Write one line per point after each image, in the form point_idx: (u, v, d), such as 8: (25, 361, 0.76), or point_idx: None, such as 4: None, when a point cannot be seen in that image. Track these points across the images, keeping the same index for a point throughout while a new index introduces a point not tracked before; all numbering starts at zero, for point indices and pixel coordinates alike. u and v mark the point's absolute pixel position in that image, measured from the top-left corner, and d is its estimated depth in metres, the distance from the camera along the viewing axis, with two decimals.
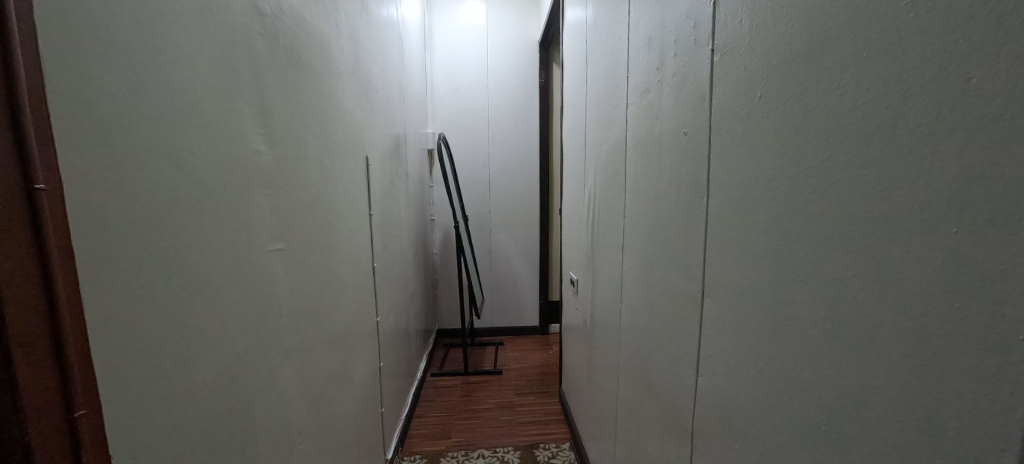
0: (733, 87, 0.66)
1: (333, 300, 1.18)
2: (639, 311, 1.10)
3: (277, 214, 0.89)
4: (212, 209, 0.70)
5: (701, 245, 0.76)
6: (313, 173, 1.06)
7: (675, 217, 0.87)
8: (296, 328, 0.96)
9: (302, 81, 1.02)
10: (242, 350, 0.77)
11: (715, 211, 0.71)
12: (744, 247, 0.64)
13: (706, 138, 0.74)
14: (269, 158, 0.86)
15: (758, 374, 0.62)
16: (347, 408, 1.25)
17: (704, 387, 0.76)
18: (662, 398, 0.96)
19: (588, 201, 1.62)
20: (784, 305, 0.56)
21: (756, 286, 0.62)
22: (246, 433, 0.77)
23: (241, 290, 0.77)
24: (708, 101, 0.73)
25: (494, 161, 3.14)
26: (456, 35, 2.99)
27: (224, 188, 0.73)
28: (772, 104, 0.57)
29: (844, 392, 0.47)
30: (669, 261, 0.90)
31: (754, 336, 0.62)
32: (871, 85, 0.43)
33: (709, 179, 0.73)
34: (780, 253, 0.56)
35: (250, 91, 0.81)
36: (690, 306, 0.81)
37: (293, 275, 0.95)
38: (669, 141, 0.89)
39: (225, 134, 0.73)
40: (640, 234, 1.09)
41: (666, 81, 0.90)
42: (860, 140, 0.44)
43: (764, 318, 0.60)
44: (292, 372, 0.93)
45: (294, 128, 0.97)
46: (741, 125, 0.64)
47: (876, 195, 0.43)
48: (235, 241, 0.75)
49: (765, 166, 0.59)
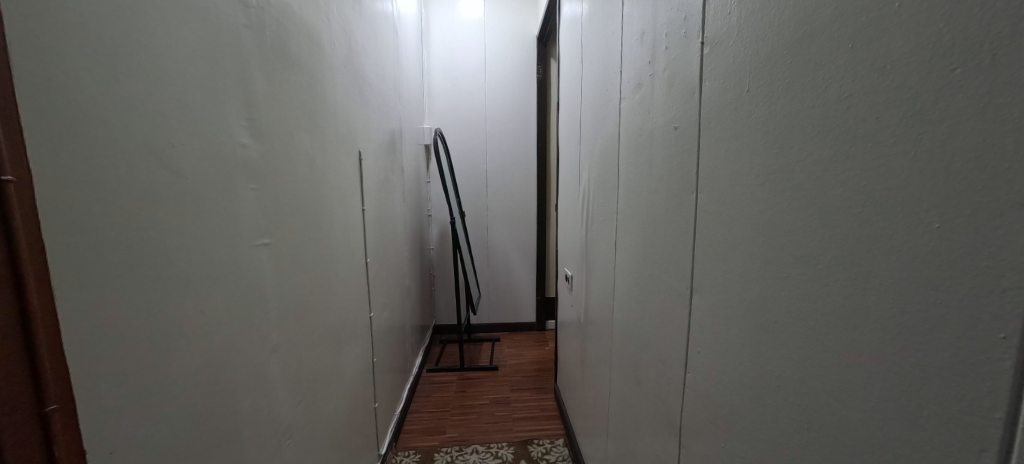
0: (721, 79, 0.65)
1: (324, 295, 1.17)
2: (631, 306, 1.11)
3: (265, 209, 0.88)
4: (196, 203, 0.69)
5: (689, 241, 0.76)
6: (303, 168, 1.06)
7: (665, 212, 0.86)
8: (284, 323, 0.95)
9: (291, 75, 1.01)
10: (227, 345, 0.76)
11: (704, 207, 0.71)
12: (731, 243, 0.63)
13: (696, 134, 0.73)
14: (256, 151, 0.85)
15: (743, 371, 0.62)
16: (339, 403, 1.25)
17: (693, 384, 0.76)
18: (652, 394, 0.96)
19: (583, 197, 1.62)
20: (768, 302, 0.56)
21: (741, 284, 0.61)
22: (232, 429, 0.77)
23: (227, 284, 0.76)
24: (697, 95, 0.72)
25: (492, 157, 3.13)
26: (454, 30, 2.97)
27: (209, 182, 0.72)
28: (760, 98, 0.56)
29: (828, 392, 0.47)
30: (660, 257, 0.90)
31: (739, 334, 0.62)
32: (855, 78, 0.42)
33: (698, 175, 0.72)
34: (765, 250, 0.56)
35: (236, 84, 0.80)
36: (679, 301, 0.81)
37: (282, 269, 0.94)
38: (660, 136, 0.88)
39: (207, 125, 0.72)
40: (632, 230, 1.08)
41: (657, 76, 0.90)
42: (843, 132, 0.44)
43: (749, 315, 0.60)
44: (280, 367, 0.93)
45: (282, 123, 0.96)
46: (729, 120, 0.63)
47: (859, 191, 0.42)
48: (221, 234, 0.75)
49: (752, 160, 0.58)
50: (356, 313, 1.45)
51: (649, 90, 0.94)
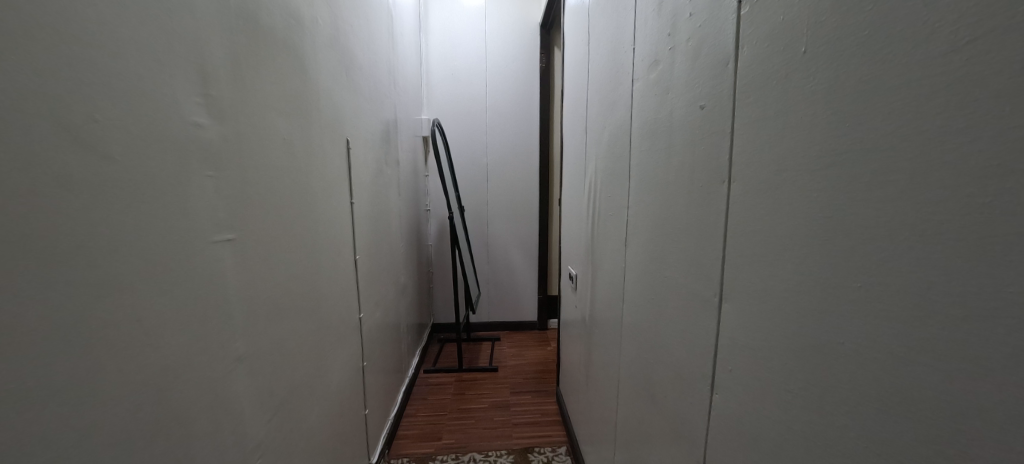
0: (766, 43, 0.54)
1: (303, 297, 1.07)
2: (642, 310, 1.00)
3: (227, 200, 0.76)
4: (133, 192, 0.58)
5: (718, 240, 0.65)
6: (277, 156, 0.94)
7: (687, 206, 0.75)
8: (255, 329, 0.85)
9: (262, 49, 0.89)
10: (178, 358, 0.65)
11: (739, 199, 0.59)
12: (775, 244, 0.52)
13: (729, 112, 0.61)
14: (215, 133, 0.73)
15: (790, 400, 0.51)
16: (322, 412, 1.15)
17: (721, 405, 0.65)
18: (668, 410, 0.85)
19: (589, 190, 1.50)
20: (827, 318, 0.45)
21: (788, 295, 0.50)
22: (185, 455, 0.66)
23: (177, 287, 0.65)
24: (732, 65, 0.61)
25: (492, 150, 3.01)
26: (453, 17, 2.85)
27: (149, 167, 0.61)
28: (821, 61, 0.45)
29: (927, 440, 0.36)
30: (679, 258, 0.79)
31: (785, 353, 0.51)
32: (978, 22, 0.32)
33: (732, 161, 0.61)
34: (827, 251, 0.44)
35: (188, 54, 0.68)
36: (704, 309, 0.70)
37: (250, 270, 0.83)
38: (681, 118, 0.77)
39: (146, 99, 0.60)
40: (644, 226, 0.97)
41: (678, 48, 0.78)
42: (962, 94, 0.33)
43: (798, 333, 0.49)
44: (250, 378, 0.83)
45: (250, 103, 0.84)
46: (777, 91, 0.52)
47: (985, 174, 0.32)
48: (167, 230, 0.63)
49: (808, 140, 0.46)
50: (343, 314, 1.35)
51: (668, 67, 0.83)
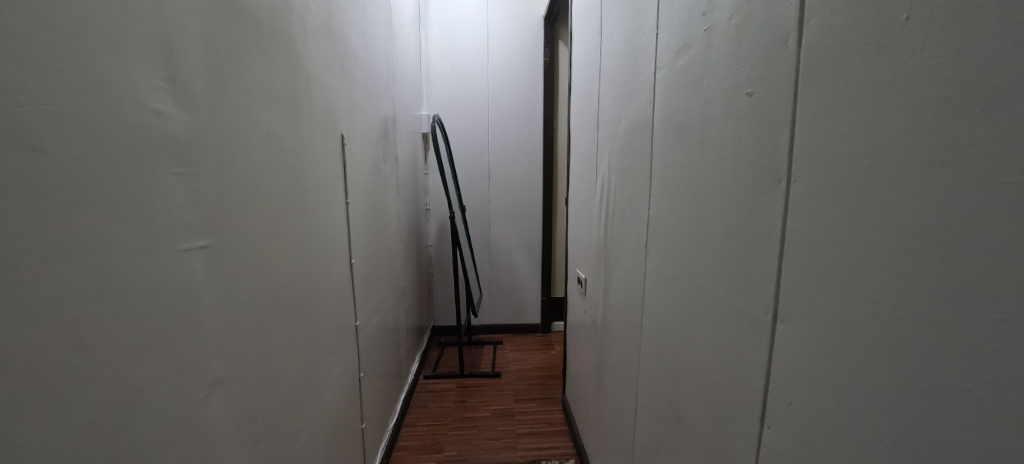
0: (843, 14, 0.44)
1: (294, 307, 0.97)
2: (667, 321, 0.91)
3: (199, 202, 0.66)
4: (76, 193, 0.49)
5: (770, 250, 0.56)
6: (262, 151, 0.85)
7: (729, 208, 0.65)
8: (237, 346, 0.76)
9: (244, 29, 0.79)
10: (141, 385, 0.56)
11: (801, 202, 0.50)
12: (856, 257, 0.43)
13: (788, 98, 0.52)
14: (184, 123, 0.63)
15: (876, 447, 0.42)
16: (314, 431, 1.06)
17: (772, 439, 0.56)
18: (698, 437, 0.76)
19: (600, 189, 1.40)
20: (944, 354, 0.36)
21: (877, 321, 0.41)
22: None
23: (137, 303, 0.56)
24: (792, 43, 0.51)
25: (494, 147, 2.91)
26: (454, 9, 2.74)
27: (98, 162, 0.51)
28: (939, 33, 0.36)
29: None
30: (717, 267, 0.69)
31: (871, 390, 0.42)
32: None
33: (791, 157, 0.52)
34: (948, 274, 0.36)
35: (150, 29, 0.58)
36: (749, 327, 0.61)
37: (229, 281, 0.74)
38: (720, 107, 0.67)
39: (91, 80, 0.50)
40: (670, 229, 0.88)
41: (716, 28, 0.68)
42: None
43: (893, 368, 0.40)
44: (230, 401, 0.74)
45: (228, 90, 0.74)
46: (862, 71, 0.42)
47: None
48: (122, 237, 0.54)
49: (918, 133, 0.37)
50: (339, 323, 1.25)
51: (702, 49, 0.73)
